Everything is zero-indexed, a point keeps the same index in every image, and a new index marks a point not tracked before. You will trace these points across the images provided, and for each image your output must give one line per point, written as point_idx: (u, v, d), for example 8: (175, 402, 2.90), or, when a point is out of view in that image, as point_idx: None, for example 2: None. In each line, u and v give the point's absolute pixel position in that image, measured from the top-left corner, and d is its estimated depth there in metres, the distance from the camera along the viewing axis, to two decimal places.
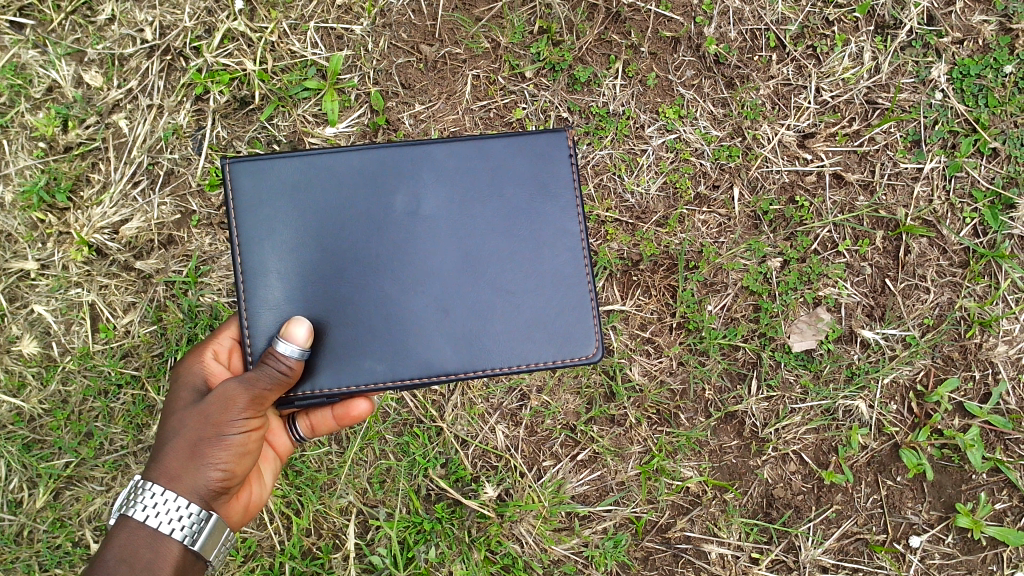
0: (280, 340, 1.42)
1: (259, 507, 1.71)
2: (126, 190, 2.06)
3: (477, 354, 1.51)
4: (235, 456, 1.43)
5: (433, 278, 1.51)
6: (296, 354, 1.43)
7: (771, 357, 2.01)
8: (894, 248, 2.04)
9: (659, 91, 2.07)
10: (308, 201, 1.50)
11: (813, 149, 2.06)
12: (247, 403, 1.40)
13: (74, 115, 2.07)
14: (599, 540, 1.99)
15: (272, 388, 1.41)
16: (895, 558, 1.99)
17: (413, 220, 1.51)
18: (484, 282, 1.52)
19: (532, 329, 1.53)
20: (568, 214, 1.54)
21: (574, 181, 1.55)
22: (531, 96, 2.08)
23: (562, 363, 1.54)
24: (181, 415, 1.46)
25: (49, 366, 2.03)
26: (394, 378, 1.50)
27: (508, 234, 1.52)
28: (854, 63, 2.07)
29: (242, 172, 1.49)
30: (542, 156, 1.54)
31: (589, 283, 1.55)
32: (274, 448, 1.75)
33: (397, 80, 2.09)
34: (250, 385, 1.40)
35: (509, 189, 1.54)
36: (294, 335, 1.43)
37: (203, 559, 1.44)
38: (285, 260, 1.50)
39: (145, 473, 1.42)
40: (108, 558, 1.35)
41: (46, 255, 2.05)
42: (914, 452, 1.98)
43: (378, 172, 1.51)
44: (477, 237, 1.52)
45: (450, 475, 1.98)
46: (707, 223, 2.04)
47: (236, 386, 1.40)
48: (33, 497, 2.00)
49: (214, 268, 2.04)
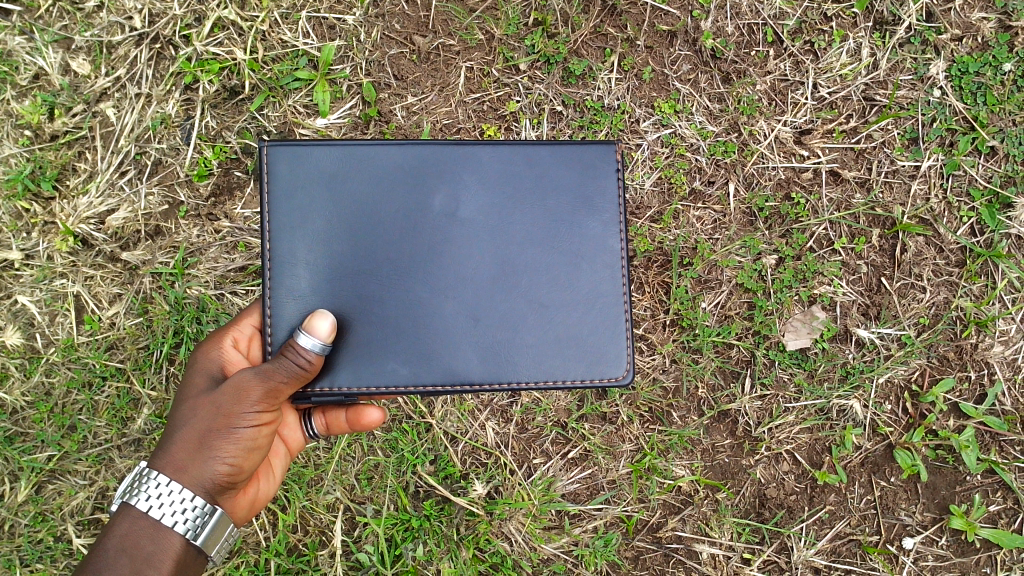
0: (302, 333, 1.38)
1: (264, 502, 1.68)
2: (112, 180, 2.03)
3: (502, 366, 1.48)
4: (245, 450, 1.40)
5: (464, 281, 1.48)
6: (316, 349, 1.38)
7: (765, 356, 1.98)
8: (890, 246, 2.01)
9: (654, 85, 2.05)
10: (343, 192, 1.47)
11: (810, 145, 2.04)
12: (261, 395, 1.36)
13: (60, 103, 2.03)
14: (589, 539, 1.97)
15: (287, 382, 1.37)
16: (888, 560, 1.97)
17: (449, 222, 1.48)
18: (516, 291, 1.49)
19: (560, 345, 1.51)
20: (607, 227, 1.53)
21: (616, 194, 1.54)
22: (525, 89, 2.05)
23: (588, 383, 1.52)
24: (192, 403, 1.43)
25: (32, 357, 2.00)
26: (416, 383, 1.46)
27: (544, 244, 1.50)
28: (852, 59, 2.05)
29: (280, 155, 1.46)
30: (586, 165, 1.53)
31: (624, 299, 1.53)
32: (285, 443, 1.72)
33: (389, 71, 2.06)
34: (265, 377, 1.36)
35: (550, 198, 1.51)
36: (316, 329, 1.39)
37: (204, 554, 1.41)
38: (314, 250, 1.46)
39: (151, 461, 1.39)
40: (108, 548, 1.33)
41: (30, 245, 2.01)
42: (909, 453, 1.96)
43: (417, 170, 1.48)
44: (514, 243, 1.49)
45: (440, 472, 1.95)
46: (702, 219, 2.01)
47: (251, 376, 1.36)
48: (14, 491, 1.97)
49: (202, 260, 2.01)
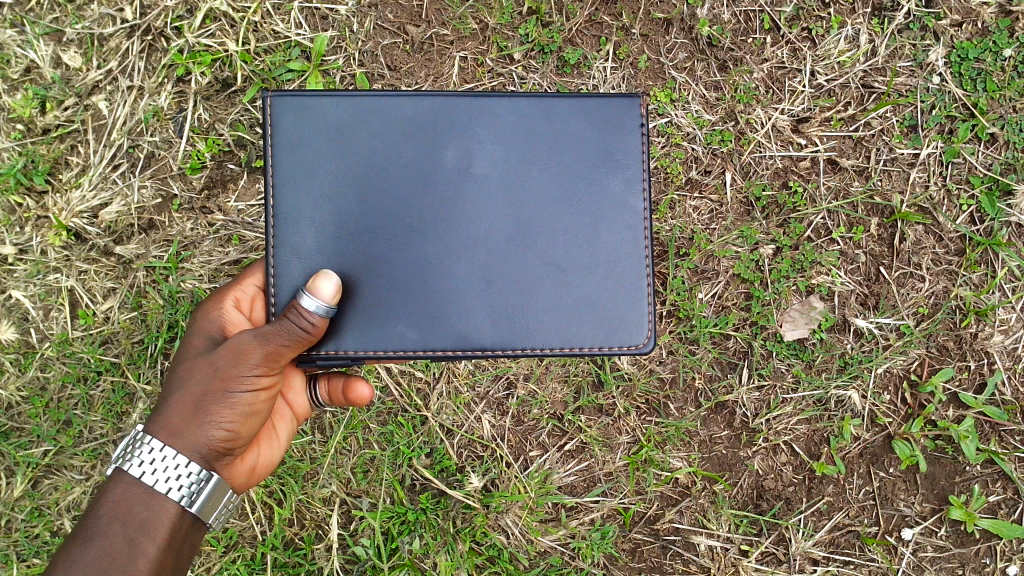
0: (306, 295, 1.34)
1: (266, 470, 1.67)
2: (105, 173, 2.02)
3: (516, 328, 1.46)
4: (243, 414, 1.39)
5: (478, 238, 1.45)
6: (320, 311, 1.34)
7: (762, 347, 1.97)
8: (889, 235, 2.00)
9: (650, 74, 2.03)
10: (352, 147, 1.44)
11: (807, 134, 2.02)
12: (260, 359, 1.34)
13: (52, 96, 2.02)
14: (586, 531, 1.95)
15: (288, 346, 1.34)
16: (887, 550, 1.95)
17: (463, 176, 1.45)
18: (531, 251, 1.46)
19: (578, 308, 1.48)
20: (628, 186, 1.49)
21: (638, 149, 1.49)
22: (519, 78, 2.04)
23: (608, 350, 1.49)
24: (191, 365, 1.42)
25: (27, 352, 1.99)
26: (425, 347, 1.44)
27: (561, 202, 1.47)
28: (850, 46, 2.02)
29: (285, 108, 1.43)
30: (607, 118, 1.48)
31: (645, 261, 1.50)
32: (290, 407, 1.72)
33: (383, 61, 2.05)
34: (265, 340, 1.33)
35: (569, 154, 1.48)
36: (320, 291, 1.35)
37: (201, 522, 1.41)
38: (322, 207, 1.43)
39: (146, 425, 1.39)
40: (101, 516, 1.33)
41: (24, 239, 2.01)
42: (907, 444, 1.94)
43: (430, 126, 1.45)
44: (528, 202, 1.46)
45: (436, 465, 1.94)
46: (699, 209, 2.00)
47: (250, 340, 1.34)
48: (10, 486, 1.96)
49: (195, 254, 2.00)
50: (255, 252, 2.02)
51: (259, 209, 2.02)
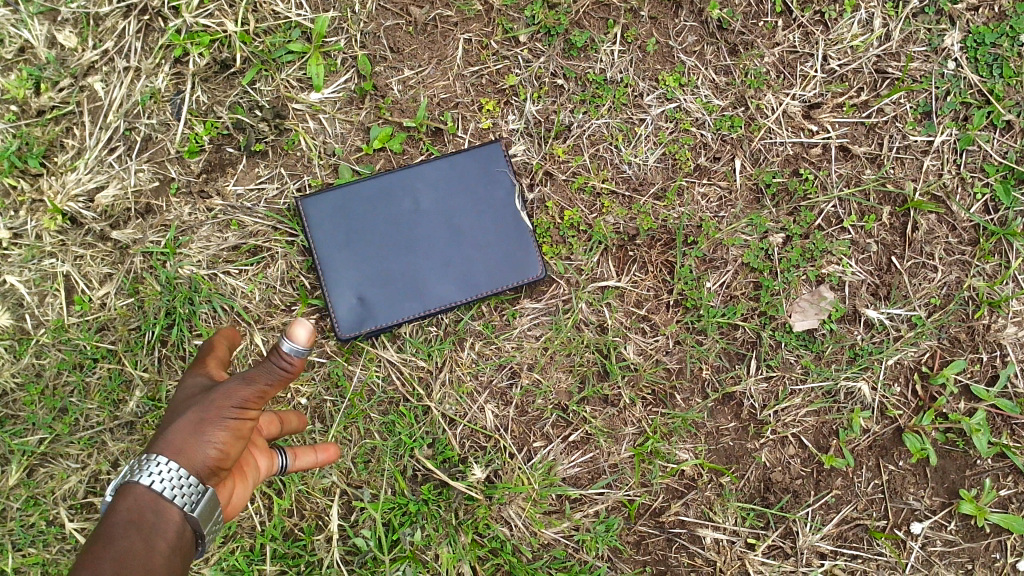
0: (285, 338, 1.35)
1: (238, 510, 1.54)
2: (101, 156, 1.98)
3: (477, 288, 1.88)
4: (233, 437, 1.39)
5: (472, 260, 1.88)
6: (299, 352, 1.36)
7: (771, 337, 1.94)
8: (901, 224, 1.96)
9: (658, 57, 1.99)
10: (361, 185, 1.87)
11: (819, 120, 1.97)
12: (248, 394, 1.39)
13: (46, 77, 1.97)
14: (590, 524, 1.92)
15: (271, 384, 1.40)
16: (895, 544, 1.92)
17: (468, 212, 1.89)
18: (481, 236, 1.89)
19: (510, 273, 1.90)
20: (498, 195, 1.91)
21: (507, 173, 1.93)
22: (524, 61, 1.99)
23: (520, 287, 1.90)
24: (182, 406, 1.42)
25: (22, 338, 1.95)
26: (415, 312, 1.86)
27: (502, 216, 1.90)
28: (864, 30, 1.98)
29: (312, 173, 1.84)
30: (482, 161, 1.92)
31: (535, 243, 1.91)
32: (256, 468, 1.59)
33: (385, 43, 2.00)
34: (251, 380, 1.39)
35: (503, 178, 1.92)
36: (298, 336, 1.34)
37: (198, 536, 1.36)
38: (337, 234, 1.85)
39: (141, 458, 1.35)
40: (115, 521, 1.26)
41: (19, 223, 1.97)
42: (918, 437, 1.91)
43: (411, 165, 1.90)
44: (479, 208, 1.89)
45: (438, 456, 1.91)
46: (707, 196, 1.96)
47: (238, 381, 1.40)
48: (5, 474, 1.93)
49: (193, 239, 1.97)
50: (254, 237, 1.98)
51: (259, 193, 1.98)
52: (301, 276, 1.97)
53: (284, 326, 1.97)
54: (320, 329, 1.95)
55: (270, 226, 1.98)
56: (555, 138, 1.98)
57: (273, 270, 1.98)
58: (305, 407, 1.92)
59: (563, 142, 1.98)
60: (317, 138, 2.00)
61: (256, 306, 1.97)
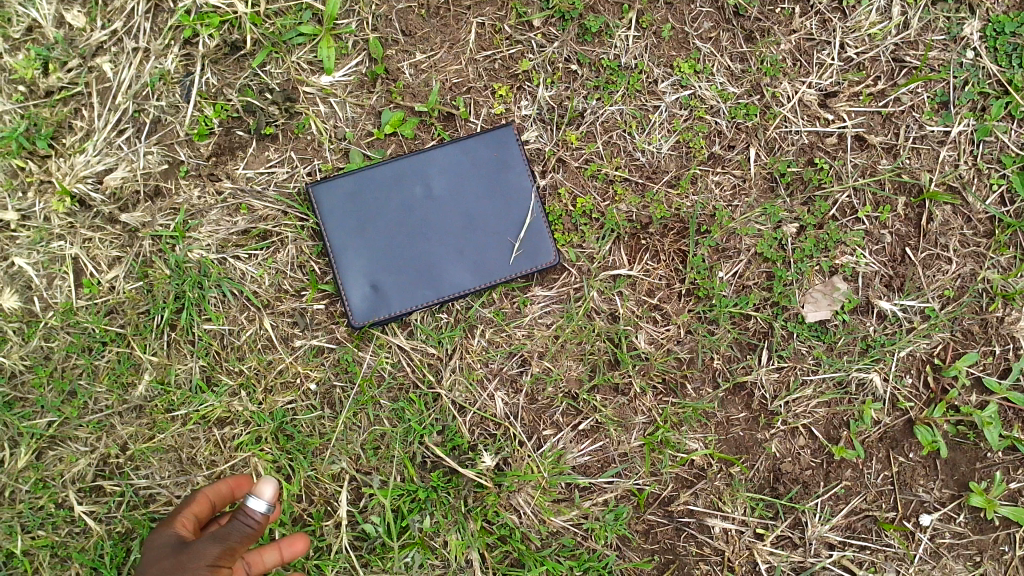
0: (251, 497, 1.55)
1: None
2: (110, 138, 1.96)
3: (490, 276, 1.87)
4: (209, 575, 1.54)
5: (485, 246, 1.87)
6: (264, 509, 1.55)
7: (783, 327, 1.93)
8: (916, 215, 1.94)
9: (673, 44, 1.96)
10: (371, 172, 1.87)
11: (835, 109, 1.96)
12: (220, 554, 1.53)
13: (55, 58, 1.95)
14: (599, 512, 1.92)
15: (241, 541, 1.55)
16: (904, 536, 1.92)
17: (481, 198, 1.88)
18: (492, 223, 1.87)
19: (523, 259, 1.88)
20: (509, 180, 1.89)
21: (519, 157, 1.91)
22: (538, 46, 1.97)
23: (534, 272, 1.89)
24: None
25: (30, 321, 1.94)
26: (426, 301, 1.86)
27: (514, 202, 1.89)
28: (881, 17, 1.96)
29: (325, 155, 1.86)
30: (494, 144, 1.90)
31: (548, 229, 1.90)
32: None
33: (397, 26, 1.98)
34: (222, 539, 1.54)
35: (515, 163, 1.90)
36: (262, 492, 1.54)
37: None
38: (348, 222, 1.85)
39: None
40: None
41: (27, 205, 1.95)
42: (928, 429, 1.90)
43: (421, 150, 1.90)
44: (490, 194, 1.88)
45: (447, 443, 1.90)
46: (721, 184, 1.95)
47: (208, 542, 1.54)
48: (14, 457, 1.91)
49: (203, 223, 1.94)
50: (264, 222, 1.95)
51: (269, 177, 1.96)
52: (311, 261, 1.95)
53: (294, 312, 1.95)
54: (330, 315, 1.94)
55: (280, 210, 1.95)
56: (569, 125, 1.96)
57: (284, 254, 1.95)
58: (315, 392, 1.93)
59: (576, 128, 1.96)
60: (327, 122, 1.98)
61: (265, 292, 1.95)
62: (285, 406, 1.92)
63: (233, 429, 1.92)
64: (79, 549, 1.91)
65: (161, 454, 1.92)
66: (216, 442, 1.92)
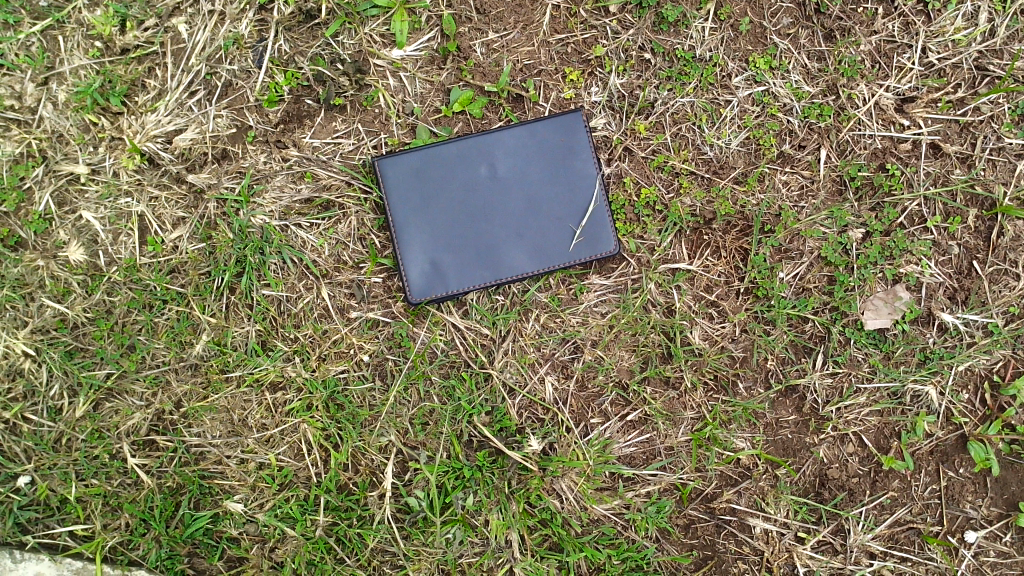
0: None
1: None
2: (182, 99, 1.96)
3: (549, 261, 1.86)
4: None
5: (545, 231, 1.86)
6: None
7: (840, 333, 1.91)
8: (986, 228, 1.92)
9: (751, 38, 1.94)
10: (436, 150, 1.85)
11: (911, 115, 1.92)
12: None
13: (132, 15, 1.95)
14: (641, 504, 1.92)
15: None
16: (947, 551, 1.90)
17: (545, 182, 1.86)
18: (553, 207, 1.86)
19: (581, 245, 1.87)
20: (573, 167, 1.87)
21: (584, 143, 1.88)
22: (612, 32, 1.95)
23: (591, 259, 1.88)
24: None
25: (94, 275, 1.95)
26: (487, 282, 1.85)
27: (576, 189, 1.87)
28: (968, 23, 1.91)
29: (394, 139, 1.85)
30: (562, 129, 1.87)
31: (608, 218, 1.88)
32: None
33: (472, 4, 1.96)
34: None
35: (580, 149, 1.88)
36: None
37: None
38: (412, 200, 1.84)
39: None
40: None
41: (97, 159, 1.96)
42: (982, 446, 1.89)
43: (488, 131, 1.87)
44: (553, 179, 1.86)
45: (495, 424, 1.92)
46: (789, 184, 1.93)
47: None
48: (72, 406, 1.93)
49: (267, 189, 1.96)
50: (327, 191, 1.96)
51: (334, 147, 1.97)
52: (371, 235, 1.96)
53: (351, 283, 1.96)
54: (387, 289, 1.96)
55: (344, 180, 1.95)
56: (638, 114, 1.95)
57: (345, 226, 1.96)
58: (367, 363, 1.95)
59: (645, 118, 1.94)
60: (396, 96, 1.98)
61: (324, 261, 1.96)
62: (337, 375, 1.94)
63: (285, 395, 1.94)
64: (130, 500, 1.92)
65: (213, 414, 1.94)
66: (268, 406, 1.94)
